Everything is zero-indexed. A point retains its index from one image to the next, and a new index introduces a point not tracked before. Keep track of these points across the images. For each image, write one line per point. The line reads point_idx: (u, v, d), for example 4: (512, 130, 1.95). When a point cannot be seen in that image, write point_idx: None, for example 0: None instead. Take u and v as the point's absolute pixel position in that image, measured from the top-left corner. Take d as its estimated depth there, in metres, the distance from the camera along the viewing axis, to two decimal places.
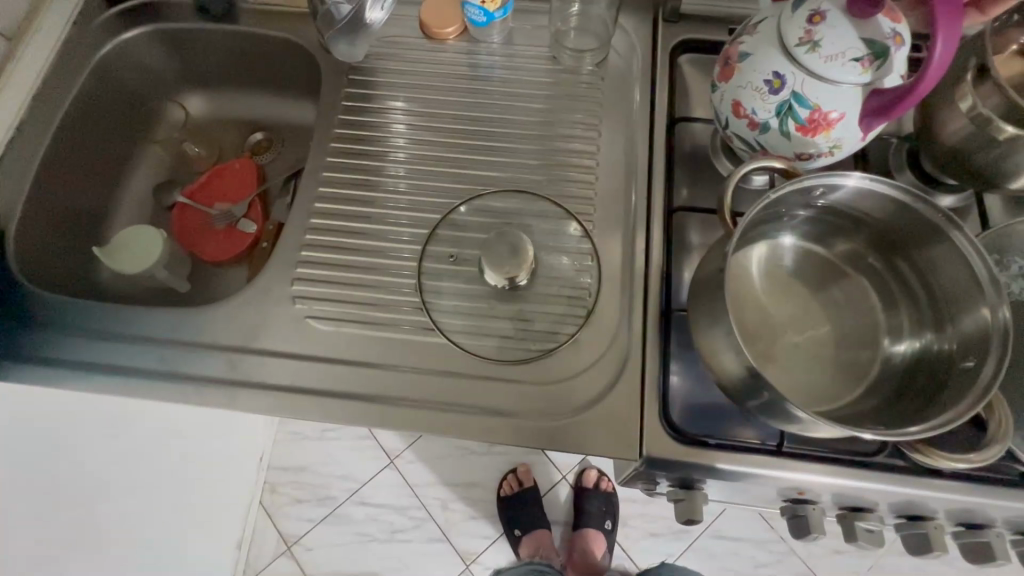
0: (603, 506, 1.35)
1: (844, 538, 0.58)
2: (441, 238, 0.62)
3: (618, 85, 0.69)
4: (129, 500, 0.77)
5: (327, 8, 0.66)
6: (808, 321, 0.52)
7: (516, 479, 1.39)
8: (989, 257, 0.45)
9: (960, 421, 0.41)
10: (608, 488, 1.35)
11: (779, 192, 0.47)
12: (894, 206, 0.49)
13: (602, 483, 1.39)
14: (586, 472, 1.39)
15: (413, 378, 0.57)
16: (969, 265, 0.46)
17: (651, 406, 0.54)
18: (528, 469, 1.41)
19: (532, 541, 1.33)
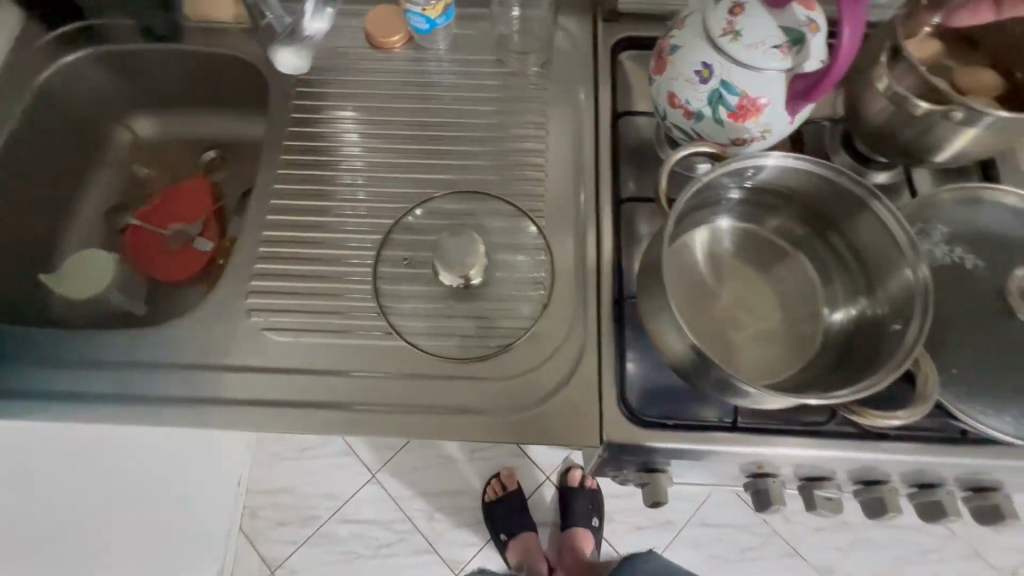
0: (589, 504, 1.34)
1: (805, 507, 0.60)
2: (396, 243, 0.62)
3: (563, 84, 0.71)
4: (99, 528, 0.75)
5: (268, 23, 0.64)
6: (750, 297, 0.54)
7: (500, 483, 1.38)
8: (908, 223, 0.48)
9: (889, 378, 0.43)
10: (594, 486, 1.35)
11: (709, 175, 0.49)
12: (820, 181, 0.51)
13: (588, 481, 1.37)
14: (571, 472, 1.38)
15: (375, 383, 0.57)
16: (891, 233, 0.49)
17: (610, 392, 0.55)
18: (512, 473, 1.40)
19: (520, 544, 1.33)
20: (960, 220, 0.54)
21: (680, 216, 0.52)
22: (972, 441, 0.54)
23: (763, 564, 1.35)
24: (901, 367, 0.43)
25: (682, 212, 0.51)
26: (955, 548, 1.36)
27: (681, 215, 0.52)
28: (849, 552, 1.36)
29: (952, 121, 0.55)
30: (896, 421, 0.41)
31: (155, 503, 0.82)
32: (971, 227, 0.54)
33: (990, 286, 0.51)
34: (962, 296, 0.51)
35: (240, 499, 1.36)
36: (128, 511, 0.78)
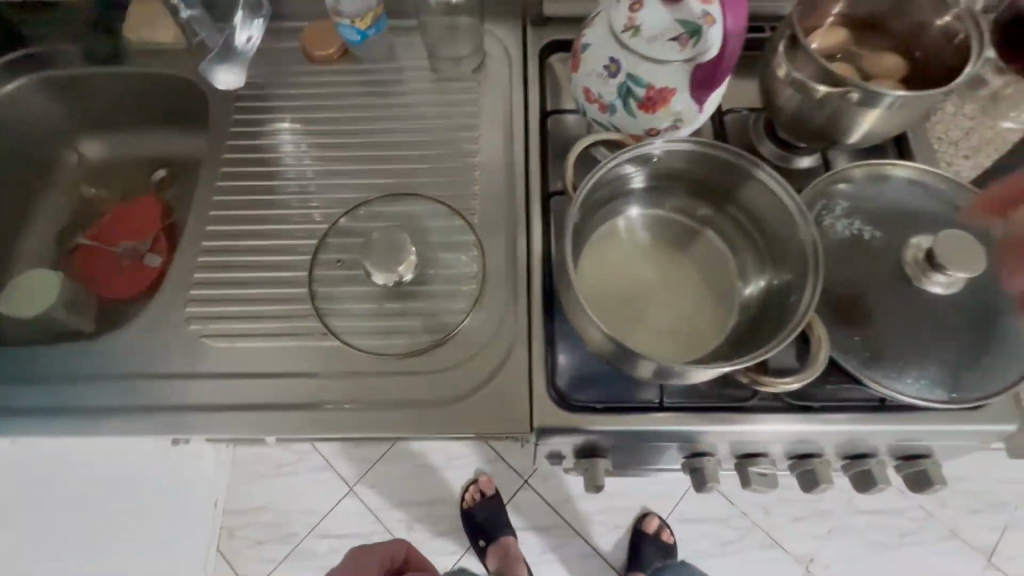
0: (659, 553, 1.30)
1: (742, 484, 0.61)
2: (331, 246, 0.64)
3: (495, 87, 0.73)
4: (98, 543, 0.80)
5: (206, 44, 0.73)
6: (666, 278, 0.56)
7: (478, 489, 1.37)
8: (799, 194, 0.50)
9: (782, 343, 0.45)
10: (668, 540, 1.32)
11: (611, 163, 0.51)
12: (719, 161, 0.53)
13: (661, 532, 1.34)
14: (649, 517, 1.36)
15: (314, 383, 0.59)
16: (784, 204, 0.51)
17: (537, 379, 0.57)
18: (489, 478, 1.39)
19: (499, 549, 1.30)
20: (860, 196, 0.57)
21: (592, 204, 0.54)
22: (891, 407, 0.56)
23: (743, 557, 1.35)
24: (794, 330, 0.44)
25: (592, 201, 0.53)
26: (933, 530, 1.36)
27: (593, 204, 0.54)
28: (829, 541, 1.36)
29: (851, 101, 0.57)
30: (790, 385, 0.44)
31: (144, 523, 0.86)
32: (872, 200, 0.56)
33: (891, 255, 0.53)
34: (869, 267, 0.53)
35: (216, 520, 1.35)
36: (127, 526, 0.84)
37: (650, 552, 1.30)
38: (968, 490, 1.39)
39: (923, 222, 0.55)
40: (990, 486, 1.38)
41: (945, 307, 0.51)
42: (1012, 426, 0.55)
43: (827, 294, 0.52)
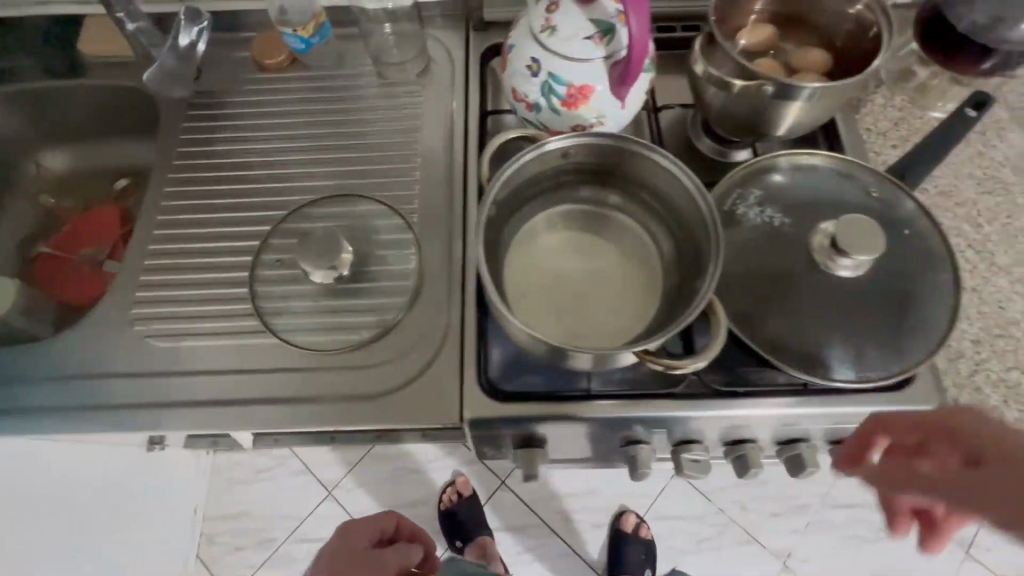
0: (643, 553, 1.30)
1: (676, 471, 0.63)
2: (273, 247, 0.66)
3: (439, 91, 0.75)
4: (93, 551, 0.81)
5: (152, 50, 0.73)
6: (586, 267, 0.58)
7: (455, 491, 1.37)
8: (702, 181, 0.51)
9: (684, 326, 0.46)
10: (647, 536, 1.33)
11: (521, 162, 0.53)
12: (628, 152, 0.54)
13: (641, 529, 1.33)
14: (626, 514, 1.35)
15: (253, 379, 0.60)
16: (689, 191, 0.53)
17: (469, 370, 0.58)
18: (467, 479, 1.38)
19: (476, 549, 1.31)
20: (772, 187, 0.61)
21: (509, 200, 0.55)
22: (815, 391, 0.57)
23: (720, 554, 1.35)
24: (692, 314, 0.46)
25: (507, 198, 0.55)
26: None
27: (510, 200, 0.56)
28: (806, 535, 1.35)
29: (765, 95, 0.59)
30: (697, 364, 0.45)
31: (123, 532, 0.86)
32: (785, 190, 0.60)
33: (801, 240, 0.58)
34: (776, 252, 0.58)
35: (195, 526, 1.36)
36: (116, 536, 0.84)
37: (634, 551, 1.29)
38: None
39: (832, 210, 0.59)
40: None
41: (845, 287, 0.56)
42: (934, 406, 0.55)
43: (737, 279, 0.57)
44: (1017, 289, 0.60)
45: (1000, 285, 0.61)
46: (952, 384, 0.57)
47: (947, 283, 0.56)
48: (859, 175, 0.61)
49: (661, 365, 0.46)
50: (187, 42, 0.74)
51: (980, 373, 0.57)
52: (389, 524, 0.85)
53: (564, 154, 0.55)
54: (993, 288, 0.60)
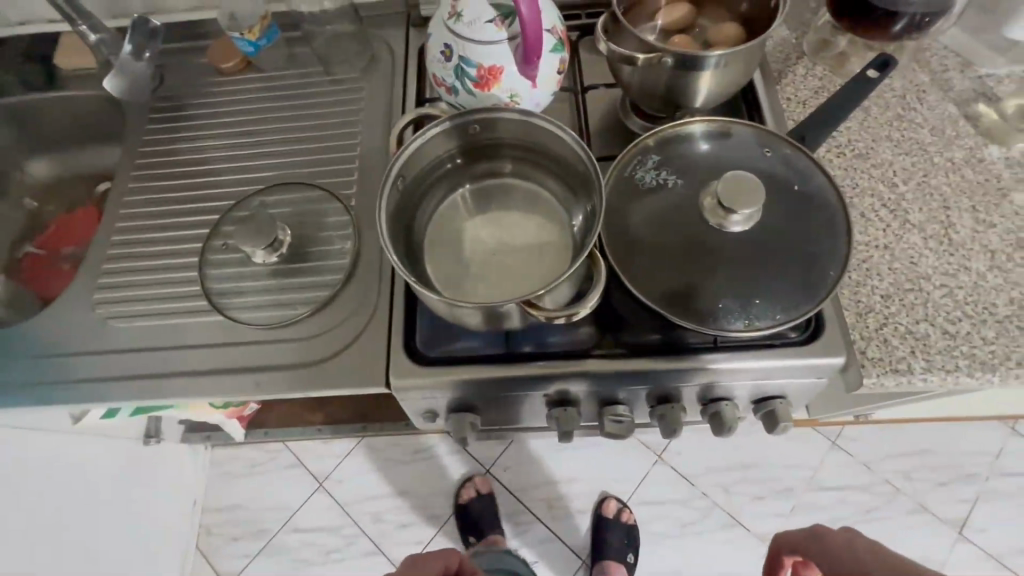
0: (624, 538, 1.29)
1: (603, 431, 0.66)
2: (222, 233, 0.71)
3: (382, 84, 0.80)
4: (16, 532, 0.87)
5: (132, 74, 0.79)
6: (499, 234, 0.62)
7: (472, 488, 1.38)
8: (588, 143, 0.56)
9: (570, 275, 0.51)
10: (629, 521, 1.32)
11: (425, 138, 0.58)
12: (524, 123, 0.59)
13: (623, 514, 1.33)
14: (608, 500, 1.35)
15: (202, 353, 0.65)
16: (581, 154, 0.57)
17: (397, 337, 0.62)
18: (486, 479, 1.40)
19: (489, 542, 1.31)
20: (673, 152, 0.63)
21: (419, 178, 0.61)
22: (724, 346, 0.59)
23: (705, 538, 1.33)
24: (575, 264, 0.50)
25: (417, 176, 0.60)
26: (901, 503, 1.32)
27: (420, 178, 0.61)
28: (792, 518, 1.32)
29: (666, 67, 0.62)
30: (580, 313, 0.50)
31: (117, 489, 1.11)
32: (683, 155, 0.63)
33: (697, 201, 0.60)
34: (670, 212, 0.61)
35: (194, 518, 1.40)
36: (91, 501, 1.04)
37: (615, 539, 1.29)
38: (934, 462, 1.34)
39: (726, 171, 0.62)
40: (956, 457, 1.34)
41: (734, 243, 0.58)
42: (840, 357, 0.57)
43: (638, 241, 0.60)
44: (929, 244, 0.61)
45: (913, 241, 0.62)
46: (860, 337, 0.58)
47: (843, 237, 0.58)
48: (761, 137, 0.63)
49: (549, 316, 0.51)
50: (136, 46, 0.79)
51: (889, 326, 0.58)
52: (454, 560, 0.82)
53: (466, 131, 0.60)
54: (906, 245, 0.62)
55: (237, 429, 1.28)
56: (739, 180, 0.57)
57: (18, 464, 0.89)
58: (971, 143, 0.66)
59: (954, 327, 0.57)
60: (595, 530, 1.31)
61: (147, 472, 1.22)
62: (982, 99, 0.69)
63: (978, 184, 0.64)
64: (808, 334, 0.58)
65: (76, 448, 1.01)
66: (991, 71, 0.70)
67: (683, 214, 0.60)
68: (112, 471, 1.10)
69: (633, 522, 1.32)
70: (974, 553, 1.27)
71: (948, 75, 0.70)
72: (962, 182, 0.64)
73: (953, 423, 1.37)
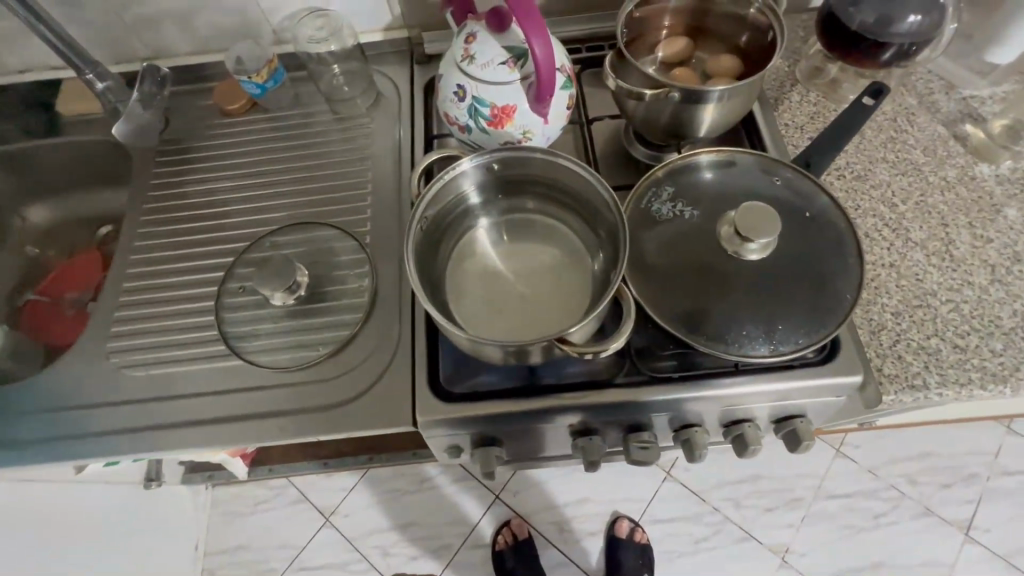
0: (638, 558, 1.27)
1: (628, 458, 0.66)
2: (236, 276, 0.71)
3: (390, 119, 0.81)
4: None
5: (139, 120, 0.80)
6: (520, 269, 0.62)
7: (510, 531, 1.35)
8: (608, 179, 0.57)
9: (596, 313, 0.51)
10: (642, 540, 1.31)
11: (447, 177, 0.58)
12: (544, 160, 0.60)
13: (635, 533, 1.32)
14: (619, 520, 1.35)
15: (218, 400, 0.64)
16: (597, 183, 0.58)
17: (422, 375, 0.62)
18: (522, 521, 1.37)
19: None
20: (685, 183, 0.65)
21: (441, 216, 0.61)
22: (745, 370, 0.60)
23: (717, 553, 1.32)
24: (603, 301, 0.51)
25: (439, 216, 0.60)
26: (907, 508, 1.33)
27: (440, 218, 0.61)
28: (802, 528, 1.33)
29: (672, 101, 0.64)
30: (601, 352, 0.49)
31: (110, 537, 1.06)
32: (695, 186, 0.65)
33: (712, 229, 0.62)
34: (687, 242, 0.62)
35: (196, 563, 1.36)
36: (84, 551, 0.98)
37: (630, 558, 1.27)
38: (936, 465, 1.37)
39: (737, 199, 0.64)
40: (957, 459, 1.37)
41: (750, 270, 0.59)
42: (857, 376, 0.58)
43: (659, 271, 0.61)
44: (932, 261, 0.64)
45: (916, 259, 0.64)
46: (875, 355, 0.60)
47: (853, 258, 0.59)
48: (768, 165, 0.65)
49: (574, 351, 0.51)
50: (151, 90, 0.82)
51: (902, 343, 0.60)
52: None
53: (486, 169, 0.61)
54: (910, 263, 0.64)
55: (241, 467, 1.26)
56: (754, 209, 0.58)
57: (17, 519, 0.86)
58: (963, 162, 0.70)
59: (963, 341, 0.60)
60: (609, 549, 1.30)
61: (142, 517, 1.16)
62: (969, 120, 0.72)
63: (973, 202, 0.67)
64: (824, 355, 0.60)
65: (77, 499, 0.99)
66: (974, 93, 0.74)
67: (701, 243, 0.62)
68: (101, 517, 1.04)
69: (647, 542, 1.31)
70: (981, 553, 1.28)
71: (935, 98, 0.74)
72: (957, 200, 0.67)
73: (951, 425, 1.40)
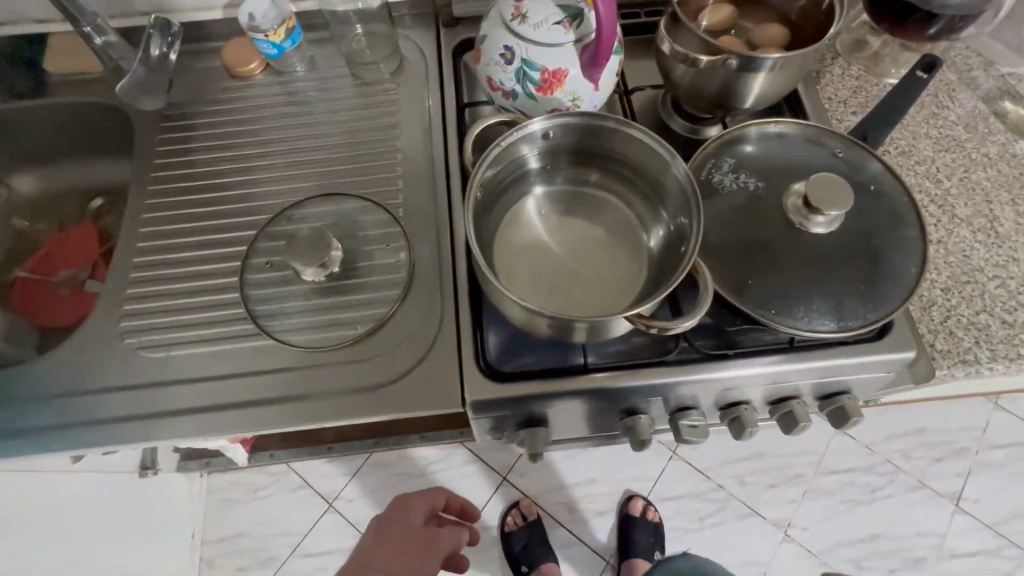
0: (651, 536, 1.28)
1: (676, 437, 0.65)
2: (259, 250, 0.66)
3: (417, 87, 0.77)
4: None
5: (134, 79, 0.75)
6: (573, 242, 0.60)
7: (519, 513, 1.34)
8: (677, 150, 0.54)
9: (670, 287, 0.49)
10: (655, 518, 1.32)
11: (505, 142, 0.55)
12: (606, 129, 0.57)
13: (647, 512, 1.33)
14: (634, 499, 1.35)
15: (245, 382, 0.60)
16: (663, 155, 0.56)
17: (468, 355, 0.59)
18: (531, 502, 1.36)
19: None
20: (742, 156, 0.63)
21: (494, 183, 0.58)
22: (800, 347, 0.59)
23: (724, 529, 1.34)
24: (680, 275, 0.48)
25: (492, 184, 0.57)
26: (902, 482, 1.35)
27: (493, 184, 0.57)
28: (804, 504, 1.34)
29: (728, 69, 0.61)
30: (680, 326, 0.47)
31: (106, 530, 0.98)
32: (753, 158, 0.63)
33: (773, 203, 0.60)
34: (747, 215, 0.60)
35: (194, 552, 1.31)
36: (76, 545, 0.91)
37: (643, 536, 1.28)
38: (932, 440, 1.39)
39: (797, 173, 0.62)
40: (951, 433, 1.39)
41: (813, 244, 0.58)
42: (910, 352, 0.58)
43: (720, 245, 0.59)
44: (979, 238, 0.64)
45: (963, 236, 0.64)
46: (927, 331, 0.60)
47: (914, 233, 0.58)
48: (822, 139, 0.63)
49: (647, 326, 0.49)
50: (159, 53, 0.76)
51: (952, 319, 0.60)
52: (438, 500, 0.92)
53: (541, 137, 0.57)
54: (957, 239, 0.64)
55: (241, 453, 1.21)
56: (822, 181, 0.56)
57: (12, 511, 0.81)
58: (1004, 139, 0.70)
59: (1012, 317, 0.60)
60: (622, 527, 1.31)
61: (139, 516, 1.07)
62: (1008, 97, 0.72)
63: (1015, 178, 0.67)
64: (877, 330, 0.59)
65: (76, 494, 0.92)
66: (1012, 71, 0.74)
67: (765, 216, 0.59)
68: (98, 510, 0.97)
69: (659, 520, 1.32)
70: (970, 524, 1.31)
71: (974, 74, 0.74)
72: (1000, 176, 0.67)
73: (947, 402, 1.41)
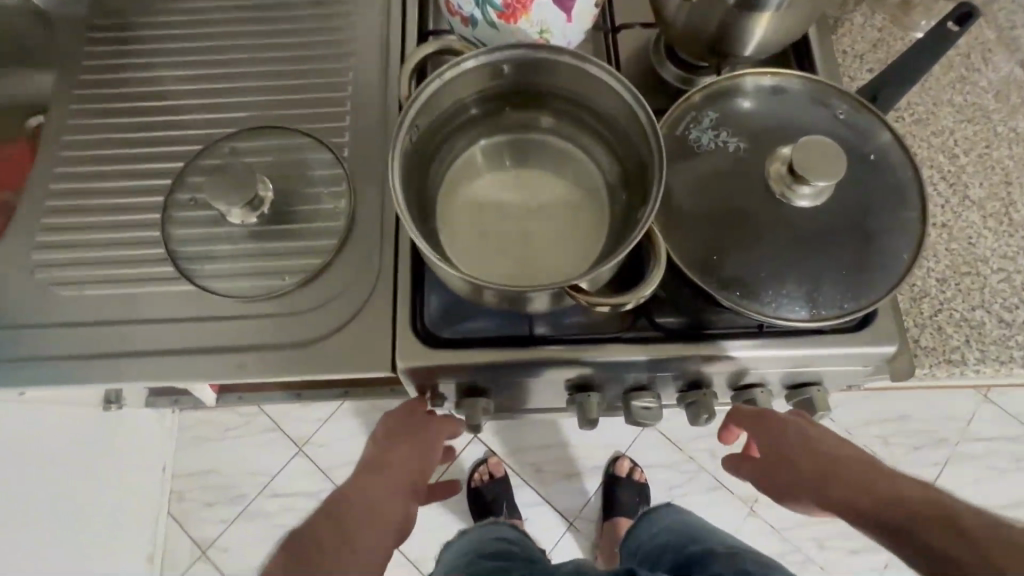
0: (636, 495, 1.28)
1: (627, 418, 0.61)
2: (188, 185, 0.60)
3: (378, 9, 0.68)
4: None
5: None
6: (528, 198, 0.54)
7: (486, 470, 1.33)
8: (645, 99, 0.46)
9: (617, 258, 0.43)
10: (641, 479, 1.31)
11: (444, 78, 0.47)
12: (570, 68, 0.49)
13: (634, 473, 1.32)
14: (621, 459, 1.33)
15: (165, 329, 0.56)
16: (631, 105, 0.48)
17: (402, 317, 0.54)
18: (499, 460, 1.35)
19: None
20: (729, 111, 0.55)
21: (437, 125, 0.51)
22: (769, 333, 0.53)
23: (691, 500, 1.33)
24: (628, 245, 0.42)
25: (432, 126, 0.50)
26: None
27: (436, 127, 0.51)
28: None
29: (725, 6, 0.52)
30: (622, 303, 0.42)
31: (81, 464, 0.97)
32: (742, 114, 0.55)
33: (757, 169, 0.53)
34: (725, 180, 0.52)
35: (164, 484, 1.32)
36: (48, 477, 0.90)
37: (626, 495, 1.28)
38: (914, 427, 1.35)
39: (790, 135, 0.54)
40: (934, 421, 1.35)
41: (795, 219, 0.51)
42: (891, 346, 0.52)
43: (689, 213, 0.52)
44: (988, 224, 0.57)
45: (971, 220, 0.57)
46: (913, 325, 0.54)
47: (914, 215, 0.51)
48: (826, 98, 0.55)
49: (587, 300, 0.43)
50: None
51: (943, 313, 0.54)
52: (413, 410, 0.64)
53: (494, 73, 0.50)
54: (964, 224, 0.57)
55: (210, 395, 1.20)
56: (812, 144, 0.49)
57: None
58: None
59: (1010, 316, 0.54)
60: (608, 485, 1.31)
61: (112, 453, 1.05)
62: None
63: None
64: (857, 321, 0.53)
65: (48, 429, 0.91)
66: None
67: (744, 182, 0.52)
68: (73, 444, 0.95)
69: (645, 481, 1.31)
70: None
71: (1015, 34, 0.64)
72: None
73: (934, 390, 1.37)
